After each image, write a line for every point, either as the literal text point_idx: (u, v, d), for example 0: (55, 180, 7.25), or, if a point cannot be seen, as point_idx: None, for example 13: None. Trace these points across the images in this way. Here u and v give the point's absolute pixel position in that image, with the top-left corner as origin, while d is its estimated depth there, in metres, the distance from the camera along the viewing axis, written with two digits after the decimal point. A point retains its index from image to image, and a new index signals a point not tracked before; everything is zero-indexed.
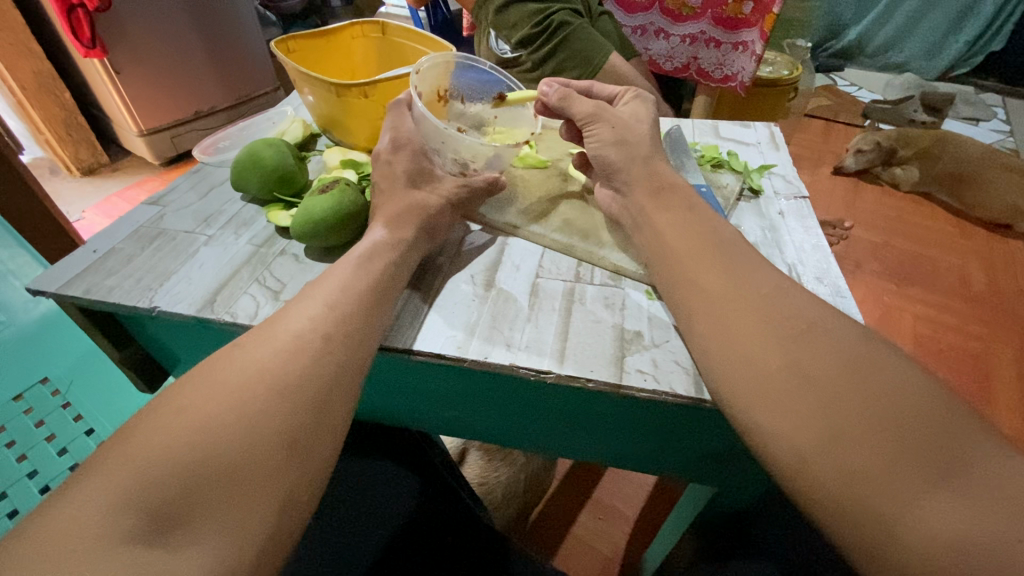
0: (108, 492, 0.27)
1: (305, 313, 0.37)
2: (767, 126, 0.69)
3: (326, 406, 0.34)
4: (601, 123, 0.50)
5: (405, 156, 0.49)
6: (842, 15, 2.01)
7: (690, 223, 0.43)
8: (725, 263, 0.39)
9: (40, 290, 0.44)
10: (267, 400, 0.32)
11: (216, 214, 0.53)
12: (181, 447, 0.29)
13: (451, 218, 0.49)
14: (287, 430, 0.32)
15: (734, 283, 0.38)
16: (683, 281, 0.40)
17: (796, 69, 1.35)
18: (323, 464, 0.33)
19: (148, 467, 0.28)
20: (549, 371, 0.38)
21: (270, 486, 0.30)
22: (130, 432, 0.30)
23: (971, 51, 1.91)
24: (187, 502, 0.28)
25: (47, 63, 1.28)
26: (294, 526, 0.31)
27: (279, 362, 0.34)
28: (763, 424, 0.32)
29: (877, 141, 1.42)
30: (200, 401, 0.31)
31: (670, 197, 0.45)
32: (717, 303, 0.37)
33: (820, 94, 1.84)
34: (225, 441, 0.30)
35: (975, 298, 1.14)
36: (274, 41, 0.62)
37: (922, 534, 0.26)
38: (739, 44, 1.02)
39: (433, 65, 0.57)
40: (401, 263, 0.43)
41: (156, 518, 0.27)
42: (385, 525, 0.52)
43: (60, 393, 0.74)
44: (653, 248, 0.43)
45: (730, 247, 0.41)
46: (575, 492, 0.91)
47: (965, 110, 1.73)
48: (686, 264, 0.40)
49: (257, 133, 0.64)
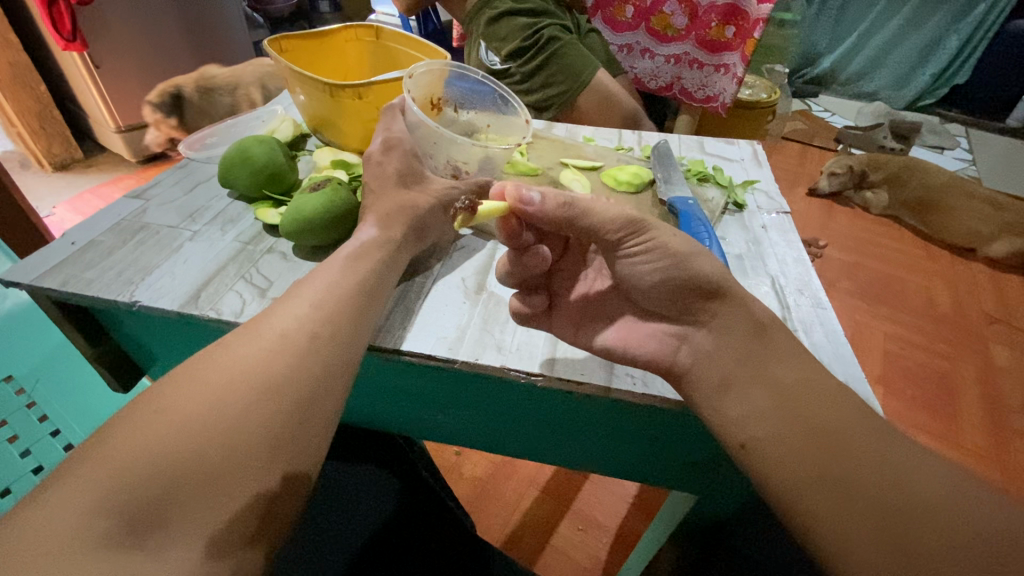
0: (82, 493, 0.26)
1: (291, 312, 0.36)
2: (751, 144, 0.72)
3: (312, 406, 0.33)
4: (647, 236, 0.37)
5: (396, 156, 0.49)
6: (817, 44, 2.09)
7: (797, 422, 0.33)
8: (871, 488, 0.29)
9: (14, 281, 0.43)
10: (252, 399, 0.31)
11: (202, 210, 0.52)
12: (163, 446, 0.28)
13: (442, 219, 0.49)
14: (271, 430, 0.31)
15: (889, 515, 0.28)
16: (813, 512, 0.30)
17: (774, 93, 1.40)
18: (307, 465, 0.32)
19: (126, 467, 0.27)
20: (540, 374, 0.39)
21: (254, 486, 0.29)
22: (105, 432, 0.29)
23: (937, 83, 2.00)
24: (166, 503, 0.27)
25: (23, 54, 1.24)
26: (276, 528, 0.30)
27: (265, 361, 0.33)
28: None
29: (849, 165, 1.47)
30: (181, 401, 0.30)
31: (757, 367, 0.35)
32: (881, 552, 0.28)
33: (796, 119, 1.90)
34: (208, 441, 0.29)
35: (941, 318, 1.19)
36: (267, 39, 0.62)
37: None
38: (721, 66, 1.05)
39: (431, 71, 0.58)
40: (390, 264, 0.43)
41: (134, 520, 0.26)
42: (363, 530, 0.51)
43: (25, 392, 0.70)
44: (766, 470, 0.32)
45: (859, 444, 0.31)
46: (554, 503, 0.90)
47: (931, 139, 1.81)
48: (818, 494, 0.30)
49: (246, 130, 0.63)
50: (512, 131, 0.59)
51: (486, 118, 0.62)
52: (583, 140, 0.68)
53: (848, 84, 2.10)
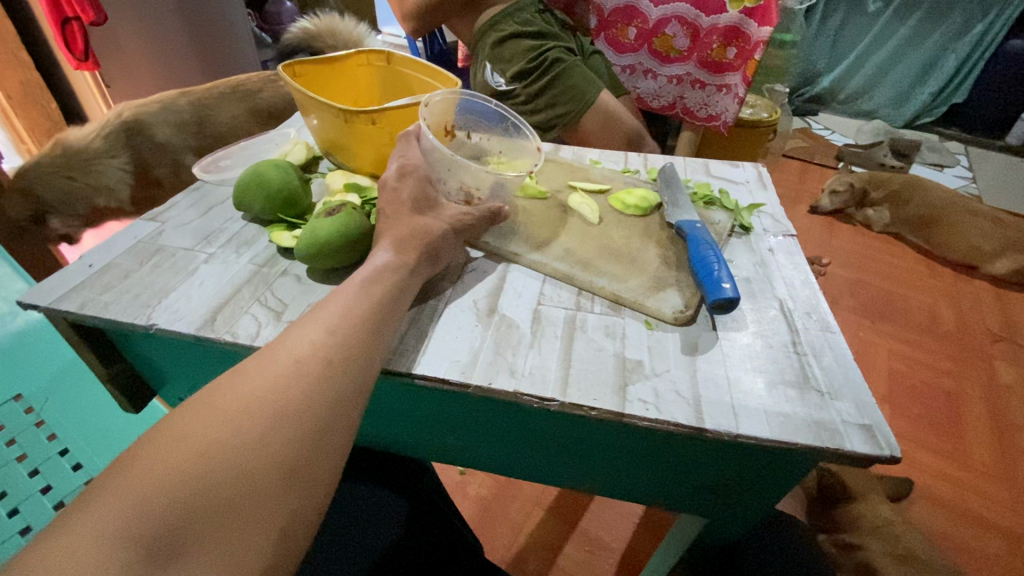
0: (104, 522, 0.26)
1: (306, 336, 0.37)
2: (755, 166, 0.73)
3: (329, 431, 0.33)
4: None
5: (411, 182, 0.50)
6: (816, 63, 2.12)
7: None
8: None
9: (32, 303, 0.43)
10: (269, 426, 0.31)
11: (217, 232, 0.53)
12: (183, 473, 0.28)
13: (455, 243, 0.50)
14: (289, 456, 0.31)
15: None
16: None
17: (775, 112, 1.42)
18: (324, 491, 0.32)
19: (147, 496, 0.27)
20: (553, 399, 0.39)
21: (270, 513, 0.30)
22: (128, 459, 0.29)
23: (936, 102, 2.02)
24: (185, 532, 0.27)
25: (35, 72, 1.26)
26: (291, 555, 0.30)
27: (282, 386, 0.33)
28: None
29: (850, 182, 1.48)
30: (199, 429, 0.30)
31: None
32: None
33: (796, 136, 1.92)
34: (227, 469, 0.29)
35: (946, 336, 1.19)
36: (281, 65, 0.63)
37: None
38: (723, 86, 1.07)
39: (448, 95, 0.59)
40: (404, 286, 0.43)
41: (155, 549, 0.26)
42: (371, 551, 0.51)
43: (34, 410, 0.71)
44: None
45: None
46: (561, 523, 0.89)
47: (931, 157, 1.82)
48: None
49: (258, 153, 0.65)
50: (523, 155, 0.61)
51: (500, 141, 0.63)
52: (590, 162, 0.69)
53: (847, 103, 2.13)
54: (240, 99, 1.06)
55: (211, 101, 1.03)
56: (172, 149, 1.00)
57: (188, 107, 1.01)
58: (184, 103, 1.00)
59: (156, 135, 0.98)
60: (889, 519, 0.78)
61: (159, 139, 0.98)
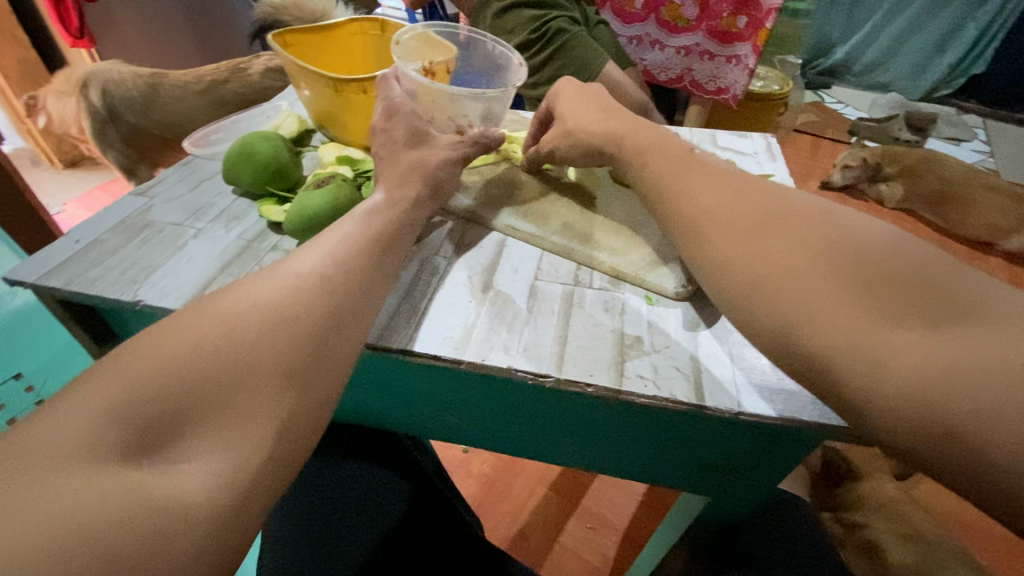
0: (94, 399, 0.24)
1: (307, 259, 0.36)
2: (765, 137, 0.70)
3: (330, 342, 0.32)
4: None
5: (400, 121, 0.49)
6: (830, 34, 2.00)
7: (837, 260, 0.31)
8: (746, 230, 0.36)
9: (18, 279, 0.42)
10: (265, 329, 0.30)
11: (207, 207, 0.51)
12: (177, 362, 0.27)
13: (455, 177, 0.50)
14: (289, 360, 0.30)
15: (887, 304, 0.29)
16: (872, 349, 0.28)
17: (786, 85, 1.37)
18: (324, 400, 0.31)
19: (141, 381, 0.26)
20: (548, 375, 0.38)
21: (266, 410, 0.28)
22: (123, 348, 0.27)
23: (956, 73, 1.88)
24: (178, 419, 0.26)
25: (33, 52, 1.24)
26: (290, 455, 0.29)
27: (282, 297, 0.32)
28: (825, 318, 0.30)
29: (863, 157, 1.40)
30: (196, 324, 0.29)
31: (756, 198, 0.37)
32: (951, 369, 0.26)
33: (808, 110, 1.85)
34: (222, 362, 0.28)
35: None
36: (271, 34, 0.61)
37: (902, 359, 0.27)
38: (732, 57, 1.01)
39: (412, 39, 0.59)
40: (403, 223, 0.43)
41: (146, 434, 0.25)
42: (367, 535, 0.50)
43: (35, 389, 0.72)
44: (704, 234, 0.38)
45: (918, 278, 0.29)
46: (563, 500, 0.89)
47: (946, 131, 1.74)
48: (869, 326, 0.29)
49: (250, 126, 0.63)
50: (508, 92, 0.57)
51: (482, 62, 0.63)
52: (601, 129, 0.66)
53: (863, 75, 1.99)
54: (205, 92, 1.14)
55: (166, 95, 1.12)
56: (108, 113, 1.10)
57: (141, 87, 1.10)
58: (140, 82, 1.10)
59: (89, 94, 1.08)
60: (896, 500, 0.77)
61: (92, 101, 1.08)
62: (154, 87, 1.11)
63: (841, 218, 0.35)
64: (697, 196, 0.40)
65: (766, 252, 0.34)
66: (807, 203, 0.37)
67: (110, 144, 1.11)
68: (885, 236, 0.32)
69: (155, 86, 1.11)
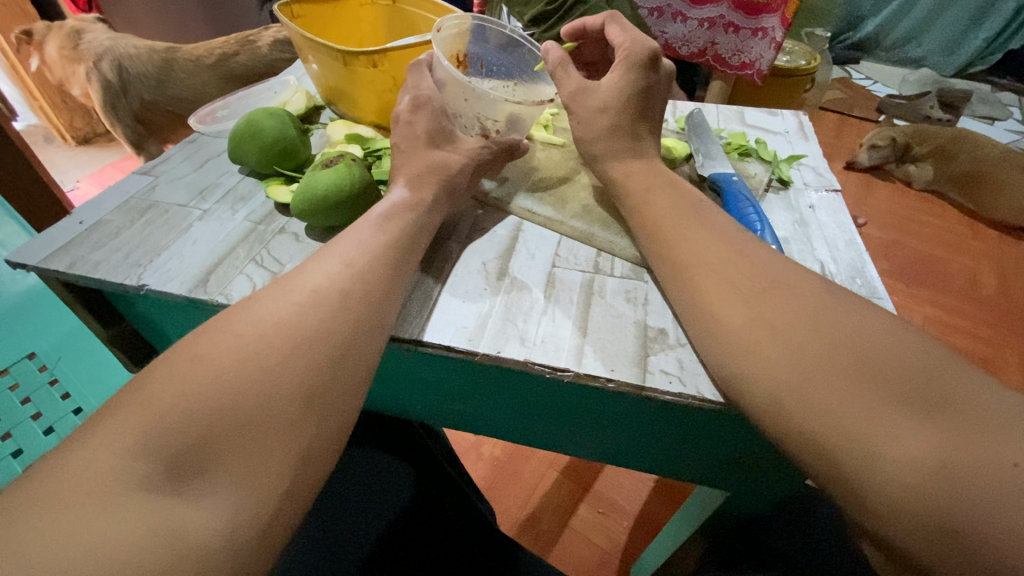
0: (122, 436, 0.24)
1: (322, 269, 0.35)
2: (795, 114, 0.66)
3: (350, 358, 0.31)
4: None
5: (425, 115, 0.48)
6: (861, 6, 1.90)
7: (833, 345, 0.30)
8: (737, 296, 0.35)
9: (21, 262, 0.41)
10: (286, 352, 0.29)
11: (211, 187, 0.50)
12: (200, 391, 0.26)
13: (473, 178, 0.48)
14: (307, 382, 0.29)
15: (882, 390, 0.28)
16: (866, 441, 0.27)
17: (814, 59, 1.30)
18: (342, 419, 0.30)
19: (165, 414, 0.25)
20: (567, 369, 0.36)
21: (287, 441, 0.27)
22: (145, 378, 0.27)
23: (989, 48, 1.79)
24: (205, 448, 0.25)
25: None
26: (307, 484, 0.28)
27: (299, 316, 0.31)
28: (818, 399, 0.29)
29: (892, 136, 1.34)
30: (214, 351, 0.28)
31: (745, 264, 0.37)
32: (949, 476, 0.25)
33: (835, 86, 1.77)
34: (243, 392, 0.27)
35: (986, 301, 1.10)
36: (278, 5, 0.58)
37: (900, 458, 0.26)
38: (758, 31, 0.96)
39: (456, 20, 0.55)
40: (422, 223, 0.42)
41: (172, 467, 0.24)
42: (376, 525, 0.49)
43: (48, 368, 0.71)
44: (699, 280, 0.37)
45: (912, 371, 0.28)
46: (574, 484, 0.89)
47: (980, 109, 1.66)
48: (868, 416, 0.28)
49: (257, 102, 0.61)
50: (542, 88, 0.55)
51: (502, 34, 0.58)
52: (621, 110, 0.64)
53: (893, 50, 1.89)
54: (212, 67, 1.12)
55: (175, 73, 1.09)
56: (123, 87, 1.07)
57: (155, 62, 1.07)
58: (153, 57, 1.07)
59: (101, 68, 1.05)
60: None
61: (106, 75, 1.05)
62: (170, 65, 1.08)
63: (840, 295, 0.34)
64: (691, 250, 0.39)
65: (761, 318, 0.33)
66: (799, 276, 0.36)
67: (120, 120, 1.10)
68: (880, 324, 0.32)
69: (168, 59, 1.09)
